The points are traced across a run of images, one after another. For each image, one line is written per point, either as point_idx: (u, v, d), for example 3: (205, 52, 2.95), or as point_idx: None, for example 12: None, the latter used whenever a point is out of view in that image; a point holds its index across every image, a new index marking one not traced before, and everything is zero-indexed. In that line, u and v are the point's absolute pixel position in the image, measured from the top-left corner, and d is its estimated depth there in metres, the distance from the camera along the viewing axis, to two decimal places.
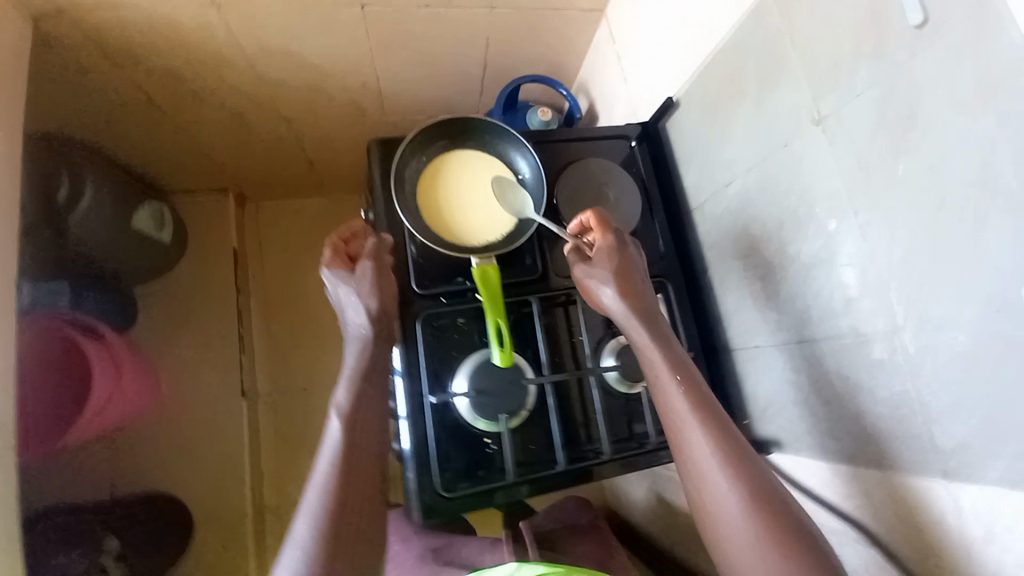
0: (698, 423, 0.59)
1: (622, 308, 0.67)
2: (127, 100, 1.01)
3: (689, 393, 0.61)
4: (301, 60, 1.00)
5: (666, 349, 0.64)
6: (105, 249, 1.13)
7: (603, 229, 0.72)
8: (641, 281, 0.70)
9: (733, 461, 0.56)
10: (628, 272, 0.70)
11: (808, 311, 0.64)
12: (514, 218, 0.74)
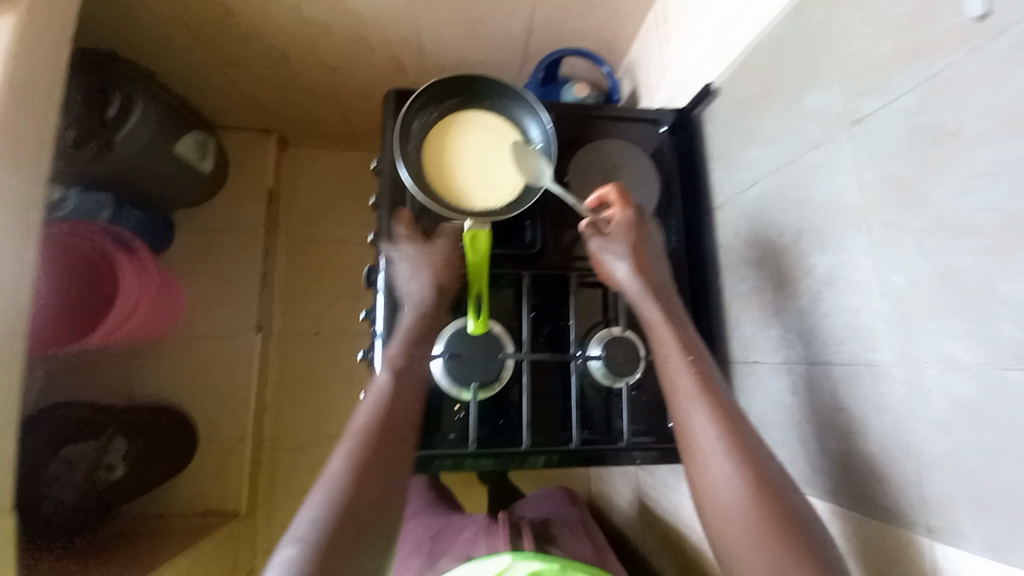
0: (705, 409, 0.55)
1: (635, 284, 0.64)
2: (176, 30, 1.03)
3: (698, 376, 0.57)
4: (345, 6, 1.00)
5: (678, 329, 0.61)
6: (150, 170, 1.18)
7: (621, 206, 0.69)
8: (657, 262, 0.67)
9: (738, 453, 0.52)
10: (643, 249, 0.66)
11: (812, 331, 0.59)
12: (515, 184, 0.72)
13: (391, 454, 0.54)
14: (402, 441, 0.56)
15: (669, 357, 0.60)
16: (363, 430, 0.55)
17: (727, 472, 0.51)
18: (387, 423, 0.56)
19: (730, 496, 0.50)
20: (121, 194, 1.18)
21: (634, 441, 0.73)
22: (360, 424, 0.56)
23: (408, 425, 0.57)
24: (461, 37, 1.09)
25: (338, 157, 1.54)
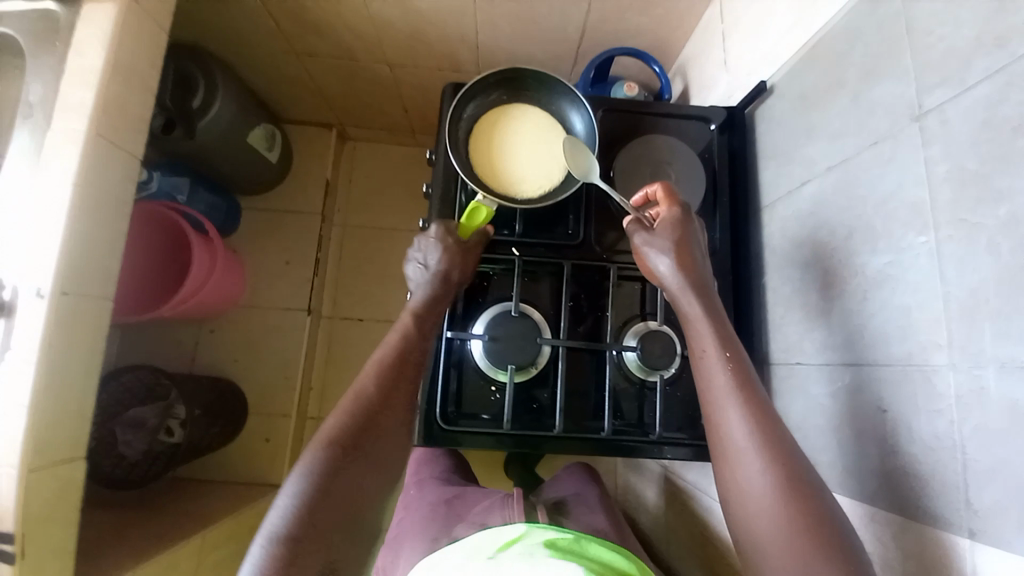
0: (738, 406, 0.54)
1: (676, 279, 0.64)
2: (257, 26, 1.12)
3: (736, 375, 0.56)
4: (411, 6, 1.05)
5: (717, 325, 0.60)
6: (225, 156, 1.28)
7: (669, 201, 0.69)
8: (700, 255, 0.66)
9: (771, 453, 0.51)
10: (690, 245, 0.66)
11: (860, 331, 0.57)
12: (557, 178, 0.75)
13: (391, 416, 0.63)
14: (401, 404, 0.64)
15: (707, 354, 0.59)
16: (366, 392, 0.63)
17: (756, 470, 0.51)
18: (388, 389, 0.63)
19: (758, 494, 0.50)
20: (198, 174, 1.29)
21: (667, 436, 0.72)
22: (361, 386, 0.63)
23: (408, 390, 0.65)
24: (516, 35, 1.12)
25: (392, 152, 1.61)
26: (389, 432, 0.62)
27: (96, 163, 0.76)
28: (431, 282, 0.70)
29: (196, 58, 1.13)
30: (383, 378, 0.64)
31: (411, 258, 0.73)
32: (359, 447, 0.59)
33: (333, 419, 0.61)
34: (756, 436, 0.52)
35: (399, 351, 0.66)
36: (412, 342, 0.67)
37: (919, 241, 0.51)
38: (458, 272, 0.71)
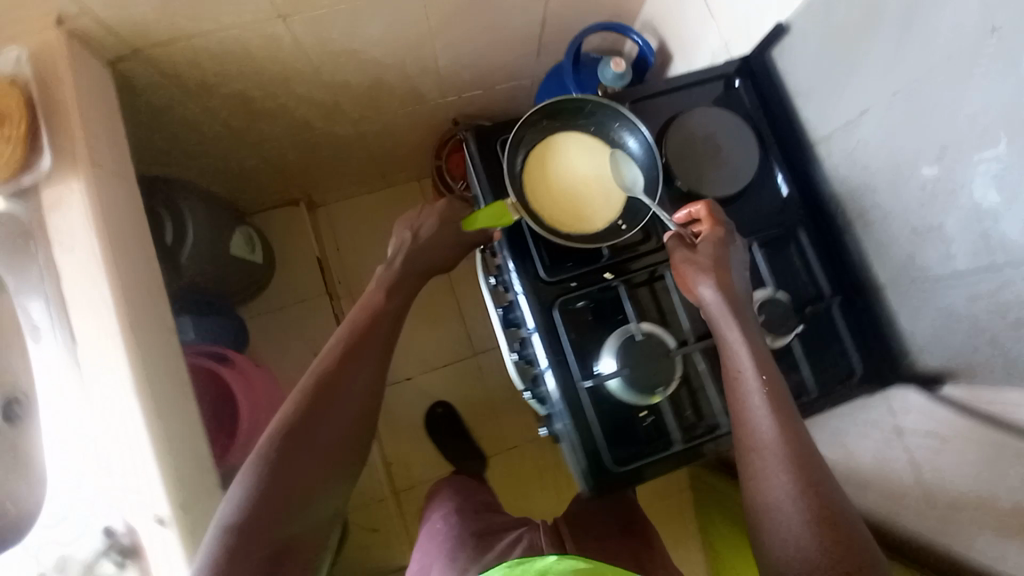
0: (774, 416, 0.58)
1: (718, 296, 0.65)
2: (204, 127, 1.03)
3: (771, 392, 0.60)
4: (363, 56, 0.97)
5: (751, 345, 0.63)
6: (213, 273, 1.19)
7: (711, 219, 0.71)
8: (737, 273, 0.68)
9: (798, 470, 0.54)
10: (727, 263, 0.68)
11: (978, 233, 0.59)
12: (617, 207, 0.74)
13: (354, 377, 0.70)
14: (366, 367, 0.71)
15: (744, 375, 0.62)
16: (326, 362, 0.70)
17: (781, 475, 0.55)
18: (353, 354, 0.71)
19: (789, 508, 0.53)
20: (199, 298, 1.19)
21: (820, 390, 0.73)
22: (323, 360, 0.71)
23: (375, 354, 0.73)
24: (478, 48, 1.05)
25: (368, 205, 1.50)
26: (353, 390, 0.70)
27: (144, 346, 0.71)
28: (416, 249, 0.80)
29: (159, 193, 1.06)
30: (347, 347, 0.72)
31: (407, 225, 0.83)
32: (317, 410, 0.67)
33: (298, 393, 0.69)
34: (790, 441, 0.56)
35: (365, 320, 0.74)
36: (380, 314, 0.75)
37: (1007, 140, 0.54)
38: (445, 253, 0.81)
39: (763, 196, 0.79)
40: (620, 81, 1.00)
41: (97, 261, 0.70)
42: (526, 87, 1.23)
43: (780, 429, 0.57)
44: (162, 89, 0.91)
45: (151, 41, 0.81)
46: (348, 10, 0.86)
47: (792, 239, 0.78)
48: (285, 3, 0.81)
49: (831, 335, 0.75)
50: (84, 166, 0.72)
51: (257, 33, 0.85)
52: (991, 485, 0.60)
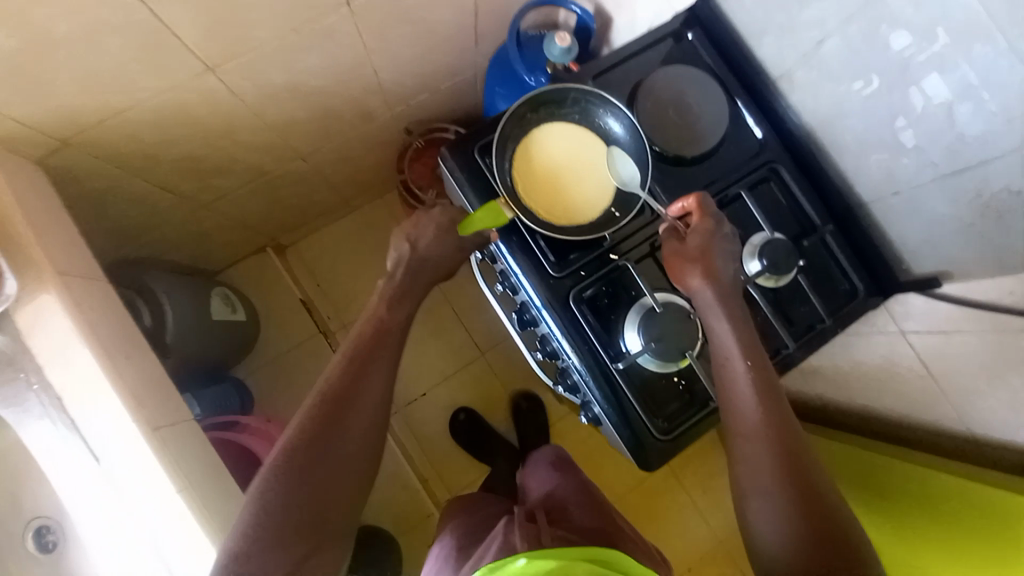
0: (756, 397, 0.67)
1: (709, 295, 0.70)
2: (154, 201, 0.98)
3: (758, 384, 0.67)
4: (303, 89, 0.93)
5: (737, 330, 0.69)
6: (206, 346, 1.15)
7: (700, 210, 0.73)
8: (722, 266, 0.71)
9: (785, 466, 0.64)
10: (711, 257, 0.71)
11: (952, 142, 0.63)
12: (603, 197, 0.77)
13: (365, 392, 0.71)
14: (375, 380, 0.72)
15: (731, 363, 0.68)
16: (337, 377, 0.71)
17: (769, 466, 0.64)
18: (363, 366, 0.72)
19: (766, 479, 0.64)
20: (194, 371, 1.15)
21: (832, 315, 0.78)
22: (334, 373, 0.71)
23: (385, 366, 0.74)
24: (418, 54, 1.01)
25: (337, 234, 1.45)
26: (364, 406, 0.71)
27: (172, 445, 0.69)
28: (418, 263, 0.78)
29: (126, 281, 1.02)
30: (357, 359, 0.72)
31: (403, 235, 0.79)
32: (330, 429, 0.68)
33: (307, 408, 0.69)
34: (775, 429, 0.66)
35: (370, 334, 0.74)
36: (387, 324, 0.75)
37: (969, 52, 0.57)
38: (447, 263, 0.80)
39: (739, 143, 0.81)
40: (568, 55, 0.96)
41: (97, 370, 0.67)
42: (472, 80, 1.20)
43: (765, 419, 0.66)
44: (102, 174, 0.86)
45: (82, 126, 0.76)
46: (279, 48, 0.81)
47: (773, 177, 0.80)
48: (216, 54, 0.76)
49: (829, 261, 0.79)
50: (55, 280, 0.69)
51: (193, 92, 0.80)
52: (982, 368, 0.71)
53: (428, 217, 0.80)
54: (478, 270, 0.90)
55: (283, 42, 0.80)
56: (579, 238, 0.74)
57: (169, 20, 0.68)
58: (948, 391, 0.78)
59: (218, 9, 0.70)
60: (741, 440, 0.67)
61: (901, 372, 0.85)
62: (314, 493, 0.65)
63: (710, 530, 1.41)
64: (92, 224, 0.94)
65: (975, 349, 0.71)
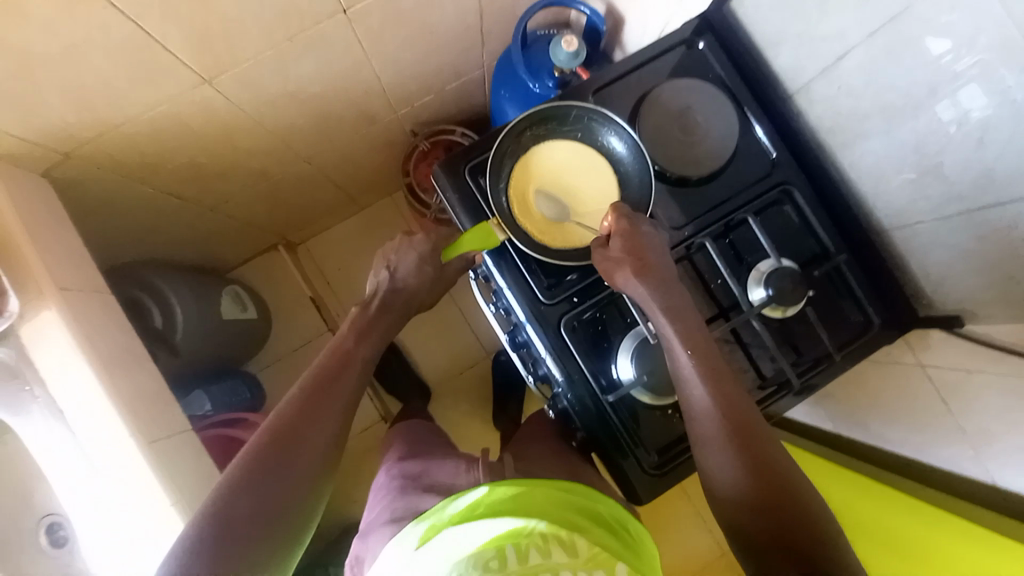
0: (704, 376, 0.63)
1: (642, 290, 0.66)
2: (159, 205, 0.99)
3: (724, 381, 0.63)
4: (303, 95, 0.91)
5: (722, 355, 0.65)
6: (214, 345, 1.17)
7: (617, 211, 0.68)
8: (656, 257, 0.67)
9: (738, 442, 0.59)
10: (644, 256, 0.67)
11: (980, 176, 0.57)
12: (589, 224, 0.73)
13: (316, 433, 0.66)
14: (328, 421, 0.67)
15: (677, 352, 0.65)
16: (287, 416, 0.65)
17: (724, 451, 0.60)
18: (316, 406, 0.67)
19: (719, 445, 0.60)
20: (200, 371, 1.18)
21: (841, 351, 0.73)
22: (284, 412, 0.66)
23: (340, 407, 0.69)
24: (419, 57, 0.98)
25: (346, 232, 1.46)
26: (315, 445, 0.65)
27: (163, 459, 0.72)
28: (393, 293, 0.77)
29: (134, 278, 1.03)
30: (310, 397, 0.67)
31: (383, 261, 0.78)
32: (275, 472, 0.61)
33: (252, 446, 0.63)
34: (735, 425, 0.60)
35: (333, 367, 0.71)
36: (352, 359, 0.72)
37: (1004, 81, 0.50)
38: (426, 295, 0.79)
39: (751, 162, 0.75)
40: (575, 60, 0.92)
41: (94, 383, 0.70)
42: (479, 80, 1.17)
43: (720, 411, 0.61)
44: (107, 182, 0.87)
45: (82, 138, 0.77)
46: (275, 57, 0.79)
47: (787, 200, 0.75)
48: (208, 66, 0.75)
49: (842, 291, 0.75)
50: (55, 294, 0.72)
51: (188, 102, 0.80)
52: (1009, 414, 0.67)
53: (408, 244, 0.78)
54: (477, 289, 0.89)
55: (277, 51, 0.78)
56: (575, 263, 0.71)
57: (157, 35, 0.67)
58: (970, 431, 0.73)
59: (206, 21, 0.68)
60: (698, 434, 0.62)
61: (923, 407, 0.80)
62: (253, 547, 0.57)
63: (713, 540, 1.39)
64: (94, 232, 0.96)
65: (998, 390, 0.67)
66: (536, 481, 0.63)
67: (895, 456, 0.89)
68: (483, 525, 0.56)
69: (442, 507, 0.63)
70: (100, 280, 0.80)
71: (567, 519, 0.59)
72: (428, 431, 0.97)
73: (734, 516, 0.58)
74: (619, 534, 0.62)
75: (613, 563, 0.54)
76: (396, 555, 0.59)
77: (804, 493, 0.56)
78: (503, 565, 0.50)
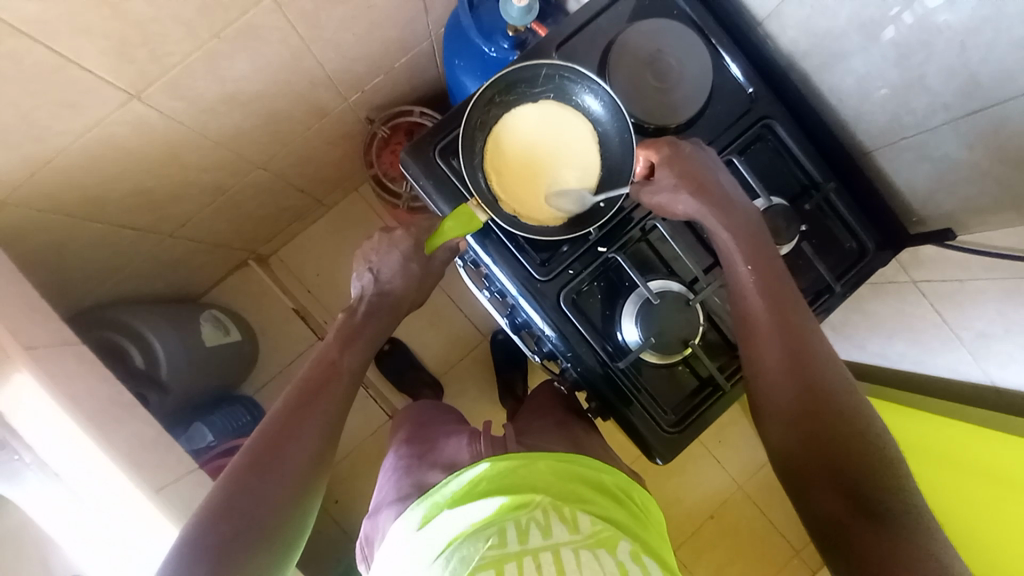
0: (747, 258, 0.63)
1: (699, 208, 0.65)
2: (113, 239, 0.92)
3: (761, 287, 0.62)
4: (245, 95, 0.84)
5: (750, 249, 0.64)
6: (203, 374, 1.13)
7: (652, 148, 0.68)
8: (713, 177, 0.66)
9: (782, 316, 0.61)
10: (699, 176, 0.65)
11: (971, 81, 0.55)
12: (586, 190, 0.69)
13: (298, 446, 0.61)
14: (311, 433, 0.62)
15: (724, 241, 0.65)
16: (270, 432, 0.61)
17: (774, 348, 0.60)
18: (299, 419, 0.62)
19: (765, 319, 0.61)
20: (196, 403, 1.16)
21: (841, 281, 0.73)
22: (267, 428, 0.61)
23: (324, 418, 0.64)
24: (363, 36, 0.91)
25: (317, 235, 1.40)
26: (301, 460, 0.60)
27: (175, 505, 0.69)
28: (379, 297, 0.74)
29: (107, 321, 0.98)
30: (293, 411, 0.63)
31: (365, 263, 0.75)
32: (254, 491, 0.56)
33: (231, 467, 0.58)
34: (783, 325, 0.61)
35: (319, 377, 0.66)
36: (336, 367, 0.68)
37: None
38: (415, 294, 0.76)
39: (730, 100, 0.72)
40: (529, 15, 0.86)
41: (87, 439, 0.66)
42: (430, 53, 1.10)
43: (766, 303, 0.62)
44: (49, 225, 0.80)
45: (10, 183, 0.69)
46: (205, 58, 0.72)
47: (769, 134, 0.73)
48: (134, 80, 0.68)
49: (832, 221, 0.74)
50: (24, 355, 0.66)
51: (121, 124, 0.73)
52: (1000, 314, 0.70)
53: (388, 242, 0.75)
54: (468, 276, 0.87)
55: (206, 52, 0.71)
56: (563, 236, 0.69)
57: (69, 53, 0.60)
58: (964, 336, 0.77)
59: (123, 30, 0.61)
60: (749, 335, 0.62)
61: (917, 320, 0.84)
62: (233, 569, 0.52)
63: (729, 476, 1.44)
64: (48, 281, 0.89)
65: (989, 296, 0.71)
66: (539, 454, 0.63)
67: (896, 371, 0.95)
68: (484, 503, 0.54)
69: (443, 484, 0.61)
70: (66, 331, 0.75)
71: (571, 492, 0.59)
72: (435, 407, 0.89)
73: (783, 450, 0.58)
74: (623, 505, 0.62)
75: (615, 540, 0.51)
76: (400, 535, 0.58)
77: (840, 382, 0.58)
78: (503, 543, 0.47)
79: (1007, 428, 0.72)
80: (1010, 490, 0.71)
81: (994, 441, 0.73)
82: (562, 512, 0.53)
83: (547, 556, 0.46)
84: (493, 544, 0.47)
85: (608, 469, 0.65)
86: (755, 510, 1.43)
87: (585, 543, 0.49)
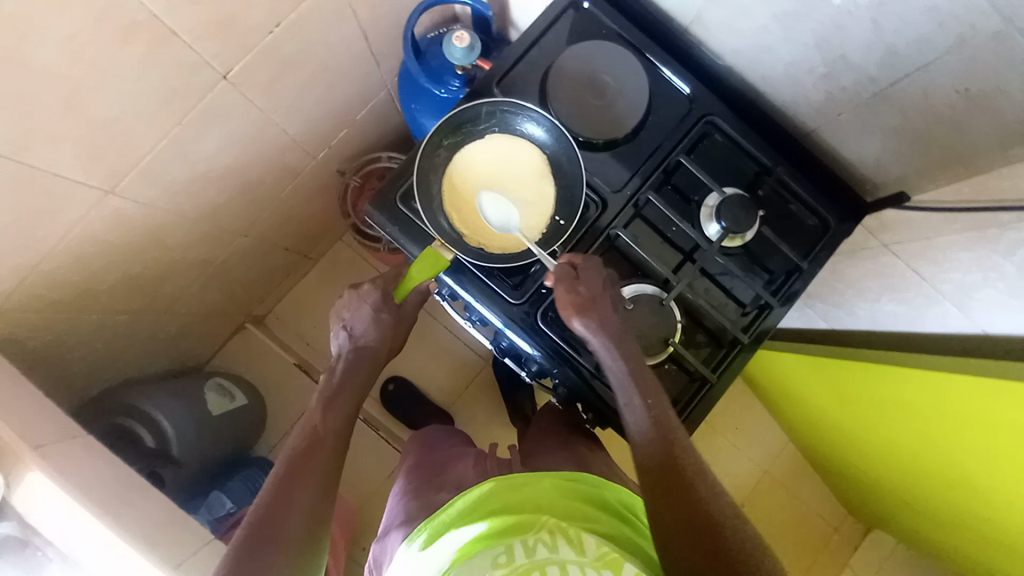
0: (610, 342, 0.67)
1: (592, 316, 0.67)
2: (109, 326, 0.96)
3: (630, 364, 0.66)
4: (216, 171, 0.88)
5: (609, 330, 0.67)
6: (215, 441, 1.15)
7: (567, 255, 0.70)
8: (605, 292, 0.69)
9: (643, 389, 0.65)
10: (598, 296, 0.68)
11: (889, 55, 0.58)
12: (546, 213, 0.72)
13: (296, 511, 0.62)
14: (307, 498, 0.64)
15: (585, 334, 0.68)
16: (268, 502, 0.62)
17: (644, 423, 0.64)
18: (294, 484, 0.64)
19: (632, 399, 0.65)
20: (212, 472, 1.17)
21: (809, 259, 0.74)
22: (264, 498, 0.62)
23: (319, 481, 0.66)
24: (320, 97, 0.95)
25: (309, 289, 1.43)
26: (301, 525, 0.61)
27: None
28: (356, 350, 0.82)
29: (115, 405, 1.01)
30: (287, 478, 0.65)
31: (340, 321, 0.84)
32: (258, 561, 0.56)
33: (232, 544, 0.58)
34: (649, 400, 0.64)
35: (308, 442, 0.70)
36: (322, 433, 0.71)
37: None
38: (387, 343, 0.85)
39: (669, 103, 0.75)
40: (471, 54, 0.91)
41: (103, 528, 0.69)
42: (389, 101, 1.15)
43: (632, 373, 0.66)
44: (45, 325, 0.83)
45: (2, 293, 0.73)
46: (171, 145, 0.76)
47: (714, 130, 0.75)
48: (107, 176, 0.72)
49: (791, 201, 0.76)
50: (35, 454, 0.68)
51: (101, 219, 0.76)
52: (975, 264, 0.69)
53: (357, 298, 0.84)
54: (451, 308, 0.89)
55: (172, 139, 0.75)
56: (533, 258, 0.71)
57: (42, 164, 0.64)
58: (945, 290, 0.76)
59: (88, 135, 0.65)
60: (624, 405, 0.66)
61: (900, 281, 0.83)
62: None
63: (753, 462, 1.43)
64: (53, 378, 0.92)
65: (958, 247, 0.70)
66: (545, 472, 0.64)
67: (873, 334, 0.95)
68: (491, 523, 0.56)
69: (448, 504, 0.62)
70: (73, 424, 0.78)
71: (575, 509, 0.60)
72: (444, 430, 0.90)
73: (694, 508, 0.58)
74: (628, 522, 0.62)
75: (621, 561, 0.51)
76: (403, 559, 0.59)
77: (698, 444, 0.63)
78: (512, 560, 0.49)
79: (989, 373, 0.68)
80: (1007, 433, 0.68)
81: (977, 388, 0.69)
82: (568, 533, 0.54)
83: (553, 570, 0.48)
84: (502, 563, 0.49)
85: (611, 486, 0.65)
86: (783, 491, 1.43)
87: (590, 563, 0.50)
